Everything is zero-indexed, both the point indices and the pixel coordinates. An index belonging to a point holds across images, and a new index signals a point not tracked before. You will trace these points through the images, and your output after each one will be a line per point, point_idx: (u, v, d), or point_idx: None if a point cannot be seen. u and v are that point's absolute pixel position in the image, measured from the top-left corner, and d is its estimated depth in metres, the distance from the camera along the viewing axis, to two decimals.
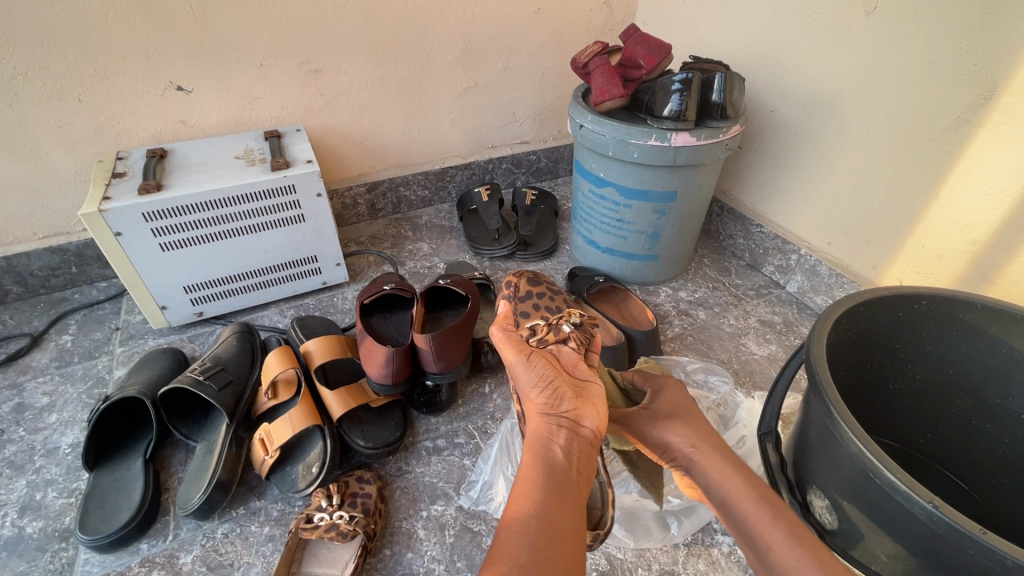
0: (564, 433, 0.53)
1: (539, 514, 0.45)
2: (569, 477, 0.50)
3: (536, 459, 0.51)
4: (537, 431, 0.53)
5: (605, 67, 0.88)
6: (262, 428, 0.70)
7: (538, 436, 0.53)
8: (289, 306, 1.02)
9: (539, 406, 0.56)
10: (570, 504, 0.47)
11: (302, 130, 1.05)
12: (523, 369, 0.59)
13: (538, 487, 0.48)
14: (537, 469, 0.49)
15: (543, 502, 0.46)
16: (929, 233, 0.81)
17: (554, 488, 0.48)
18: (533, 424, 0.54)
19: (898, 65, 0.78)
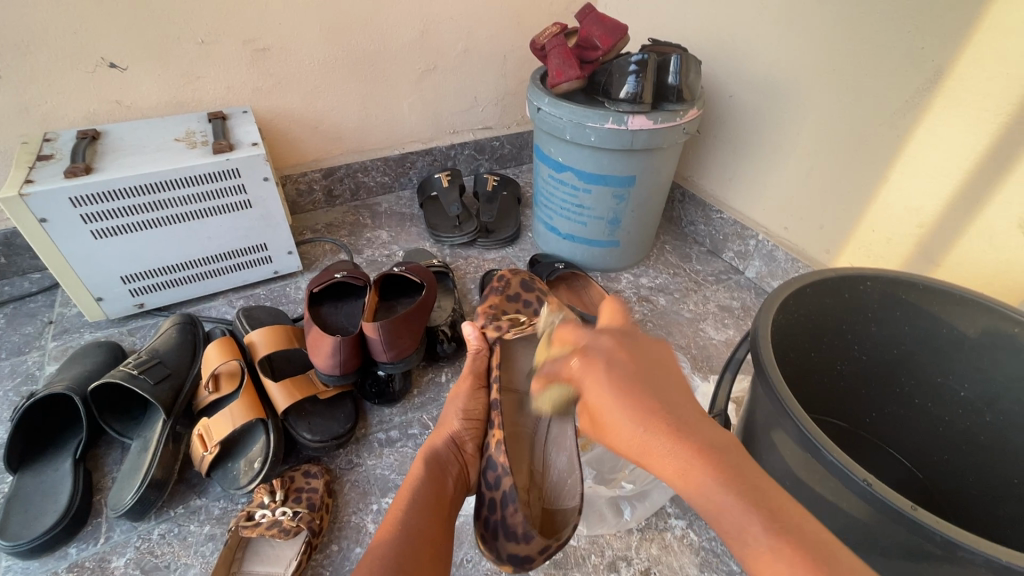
0: (458, 462, 0.56)
1: (414, 519, 0.46)
2: (448, 496, 0.52)
3: (428, 470, 0.52)
4: (442, 450, 0.56)
5: (562, 48, 0.86)
6: (201, 424, 0.66)
7: (439, 453, 0.55)
8: (238, 297, 0.98)
9: (445, 430, 0.59)
10: (442, 524, 0.49)
11: (250, 112, 1.00)
12: (461, 399, 0.63)
13: (420, 496, 0.49)
14: (426, 481, 0.51)
15: (415, 512, 0.47)
16: (878, 216, 0.82)
17: (437, 509, 0.49)
18: (436, 440, 0.57)
19: (849, 49, 0.79)
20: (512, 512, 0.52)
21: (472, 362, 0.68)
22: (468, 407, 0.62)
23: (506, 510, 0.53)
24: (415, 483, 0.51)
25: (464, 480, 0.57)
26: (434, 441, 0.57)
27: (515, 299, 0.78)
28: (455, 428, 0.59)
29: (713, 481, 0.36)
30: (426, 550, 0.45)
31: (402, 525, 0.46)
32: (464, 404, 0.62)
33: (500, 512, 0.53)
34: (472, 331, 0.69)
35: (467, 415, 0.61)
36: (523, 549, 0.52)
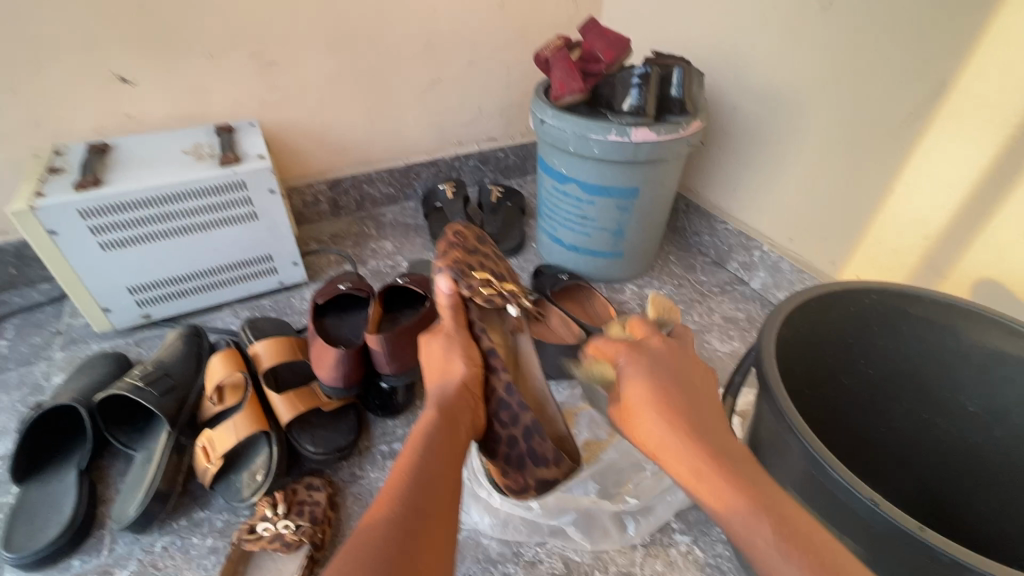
0: (470, 412, 0.56)
1: (430, 466, 0.48)
2: (458, 452, 0.51)
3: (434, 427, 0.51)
4: (449, 405, 0.54)
5: (565, 60, 0.86)
6: (204, 436, 0.66)
7: (451, 404, 0.55)
8: (244, 308, 0.99)
9: (449, 381, 0.57)
10: (449, 481, 0.48)
11: (257, 124, 1.01)
12: (456, 348, 0.60)
13: (427, 450, 0.49)
14: (435, 436, 0.50)
15: (432, 455, 0.49)
16: (883, 228, 0.82)
17: (452, 455, 0.50)
18: (442, 393, 0.56)
19: (852, 61, 0.79)
20: (538, 442, 0.58)
21: (452, 318, 0.63)
22: (469, 356, 0.59)
23: (531, 442, 0.58)
24: (421, 439, 0.50)
25: (475, 426, 0.57)
26: (440, 394, 0.56)
27: (476, 252, 0.71)
28: (459, 375, 0.57)
29: (744, 505, 0.42)
30: (441, 493, 0.46)
31: (416, 471, 0.47)
32: (465, 353, 0.59)
33: (522, 444, 0.58)
34: (447, 287, 0.64)
35: (470, 361, 0.59)
36: (553, 472, 0.58)
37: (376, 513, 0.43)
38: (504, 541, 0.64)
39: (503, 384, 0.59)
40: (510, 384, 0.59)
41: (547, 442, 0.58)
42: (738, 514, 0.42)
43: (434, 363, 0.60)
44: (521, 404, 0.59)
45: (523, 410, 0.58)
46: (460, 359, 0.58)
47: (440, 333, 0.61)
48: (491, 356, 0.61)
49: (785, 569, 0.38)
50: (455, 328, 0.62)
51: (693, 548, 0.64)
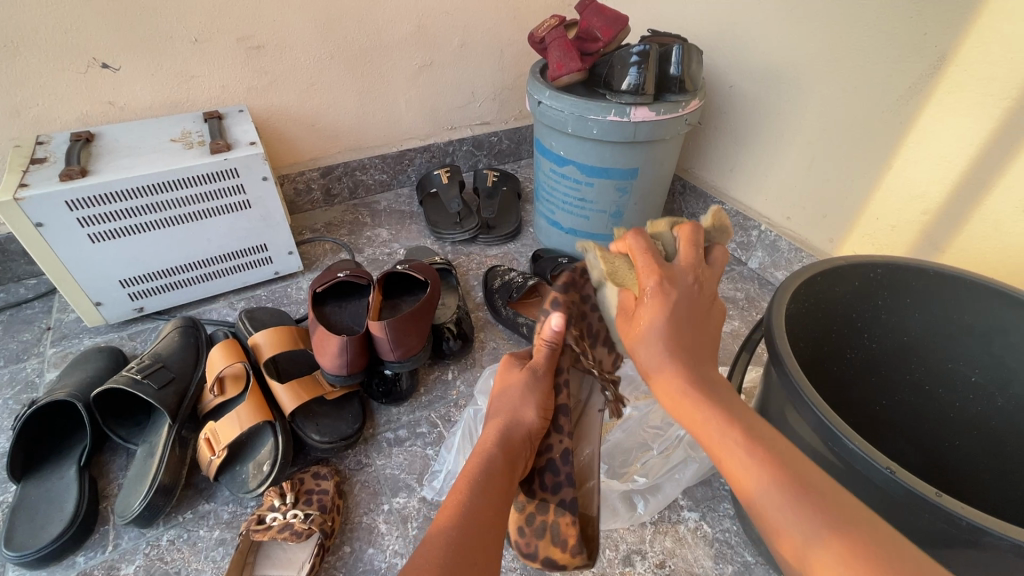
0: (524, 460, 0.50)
1: (482, 509, 0.42)
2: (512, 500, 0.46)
3: (495, 468, 0.46)
4: (513, 447, 0.50)
5: (562, 40, 0.84)
6: (207, 428, 0.65)
7: (510, 449, 0.49)
8: (239, 299, 0.97)
9: (520, 426, 0.51)
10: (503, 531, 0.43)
11: (246, 111, 0.98)
12: (535, 392, 0.54)
13: (489, 486, 0.44)
14: (496, 475, 0.46)
15: (483, 500, 0.43)
16: (882, 204, 0.82)
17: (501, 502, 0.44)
18: (511, 436, 0.50)
19: (850, 36, 0.78)
20: (566, 523, 0.53)
21: (548, 358, 0.55)
22: (542, 404, 0.54)
23: (558, 518, 0.53)
24: (481, 476, 0.45)
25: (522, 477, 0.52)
26: (508, 434, 0.50)
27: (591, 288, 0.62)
28: (529, 423, 0.52)
29: (773, 488, 0.36)
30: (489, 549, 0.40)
31: (471, 511, 0.41)
32: (541, 401, 0.54)
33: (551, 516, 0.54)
34: (558, 324, 0.54)
35: (542, 412, 0.53)
36: (563, 560, 0.53)
37: (430, 539, 0.39)
38: None
39: (562, 449, 0.55)
40: (568, 451, 0.55)
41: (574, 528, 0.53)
42: (769, 493, 0.36)
43: (511, 396, 0.53)
44: (569, 476, 0.55)
45: (568, 483, 0.55)
46: (534, 406, 0.53)
47: (533, 364, 0.55)
48: (563, 413, 0.56)
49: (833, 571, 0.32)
50: (549, 367, 0.55)
51: (701, 524, 0.65)
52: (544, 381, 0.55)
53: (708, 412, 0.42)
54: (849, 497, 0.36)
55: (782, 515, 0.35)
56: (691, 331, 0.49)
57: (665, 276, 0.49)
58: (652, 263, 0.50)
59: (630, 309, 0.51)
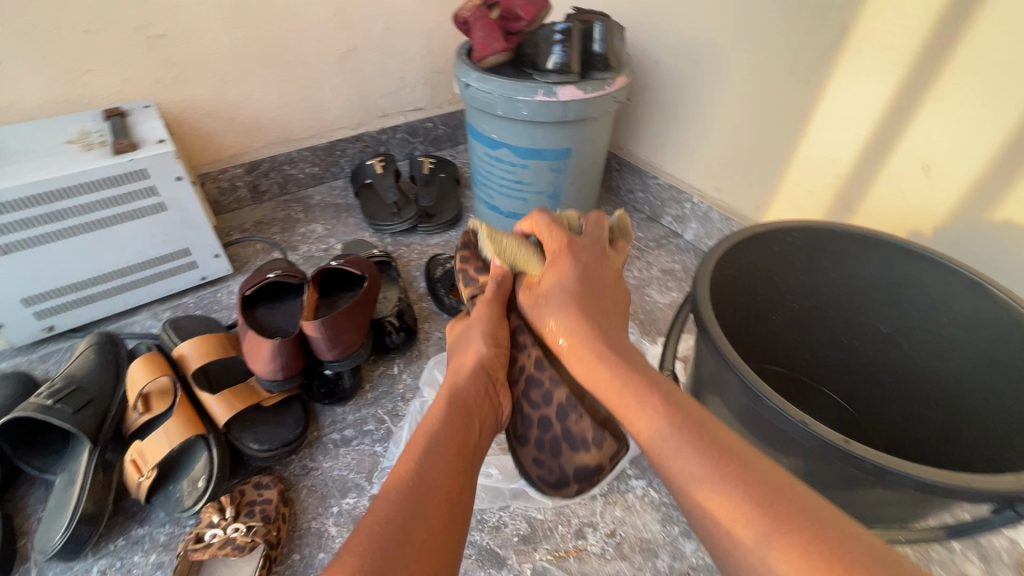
0: (484, 399, 0.54)
1: (429, 463, 0.45)
2: (471, 442, 0.49)
3: (447, 417, 0.50)
4: (466, 389, 0.53)
5: (485, 19, 0.83)
6: (133, 448, 0.61)
7: (465, 391, 0.53)
8: (164, 308, 0.91)
9: (471, 361, 0.56)
10: (461, 474, 0.46)
11: (153, 106, 0.91)
12: (482, 324, 0.59)
13: (439, 437, 0.47)
14: (446, 424, 0.49)
15: (428, 456, 0.45)
16: (800, 170, 0.86)
17: (452, 446, 0.47)
18: (466, 377, 0.54)
19: (763, 9, 0.81)
20: (574, 421, 0.55)
21: (495, 291, 0.61)
22: (494, 332, 0.59)
23: (565, 422, 0.55)
24: (431, 430, 0.48)
25: (494, 413, 0.55)
26: (460, 378, 0.54)
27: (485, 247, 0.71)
28: (480, 356, 0.56)
29: (680, 441, 0.40)
30: (441, 499, 0.42)
31: (417, 468, 0.44)
32: (491, 331, 0.58)
33: (557, 425, 0.56)
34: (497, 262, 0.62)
35: (494, 340, 0.58)
36: (594, 458, 0.54)
37: (380, 506, 0.41)
38: None
39: (536, 361, 0.59)
40: (540, 360, 0.59)
41: (583, 419, 0.55)
42: (674, 450, 0.39)
43: (461, 342, 0.59)
44: (553, 381, 0.57)
45: (557, 386, 0.57)
46: (483, 336, 0.57)
47: (479, 307, 0.61)
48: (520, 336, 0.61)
49: (748, 525, 0.34)
50: (494, 306, 0.60)
51: (648, 490, 0.67)
52: (488, 313, 0.60)
53: (604, 367, 0.48)
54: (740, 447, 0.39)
55: (694, 469, 0.38)
56: (589, 292, 0.55)
57: (568, 244, 0.58)
58: (556, 235, 0.58)
59: (535, 282, 0.59)
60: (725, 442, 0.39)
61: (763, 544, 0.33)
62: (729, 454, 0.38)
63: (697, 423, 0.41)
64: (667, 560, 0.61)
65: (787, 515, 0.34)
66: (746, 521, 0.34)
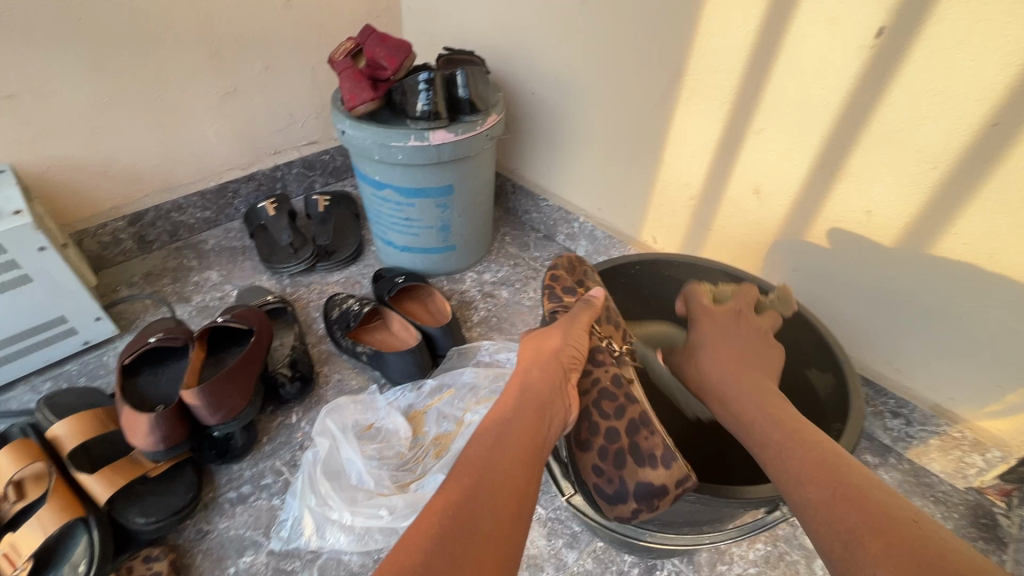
0: (556, 396, 0.54)
1: (496, 458, 0.47)
2: (539, 442, 0.50)
3: (516, 417, 0.51)
4: (536, 388, 0.54)
5: (351, 71, 0.86)
6: (6, 541, 0.60)
7: (536, 390, 0.54)
8: (44, 379, 0.88)
9: (545, 363, 0.57)
10: (529, 472, 0.47)
11: (9, 170, 0.87)
12: (563, 329, 0.61)
13: (509, 437, 0.49)
14: (516, 423, 0.51)
15: (502, 448, 0.48)
16: (662, 193, 0.95)
17: (525, 445, 0.49)
18: (538, 375, 0.55)
19: (612, 50, 0.88)
20: (646, 438, 0.53)
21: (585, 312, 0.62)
22: (574, 340, 0.60)
23: (636, 437, 0.54)
24: (502, 425, 0.50)
25: (567, 415, 0.55)
26: (531, 377, 0.56)
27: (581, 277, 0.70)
28: (557, 353, 0.58)
29: (810, 467, 0.45)
30: (509, 494, 0.44)
31: (484, 462, 0.46)
32: (569, 336, 0.60)
33: (624, 440, 0.54)
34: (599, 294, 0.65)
35: (572, 345, 0.59)
36: (660, 476, 0.51)
37: (450, 492, 0.44)
38: (364, 552, 0.68)
39: (613, 377, 0.59)
40: (616, 377, 0.59)
41: (654, 437, 0.53)
42: (799, 471, 0.45)
43: (535, 339, 0.61)
44: (626, 398, 0.57)
45: (630, 403, 0.56)
46: (563, 339, 0.59)
47: (564, 317, 0.63)
48: (597, 352, 0.61)
49: (863, 555, 0.38)
50: (584, 320, 0.61)
51: (536, 508, 0.73)
52: (572, 323, 0.61)
53: (746, 399, 0.54)
54: (875, 488, 0.42)
55: (814, 492, 0.43)
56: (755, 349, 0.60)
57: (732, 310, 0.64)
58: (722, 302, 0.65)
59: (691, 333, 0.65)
60: (855, 477, 0.43)
61: (835, 523, 0.41)
62: (875, 497, 0.41)
63: (833, 452, 0.45)
64: (551, 572, 0.67)
65: (856, 503, 0.41)
66: (819, 505, 0.42)
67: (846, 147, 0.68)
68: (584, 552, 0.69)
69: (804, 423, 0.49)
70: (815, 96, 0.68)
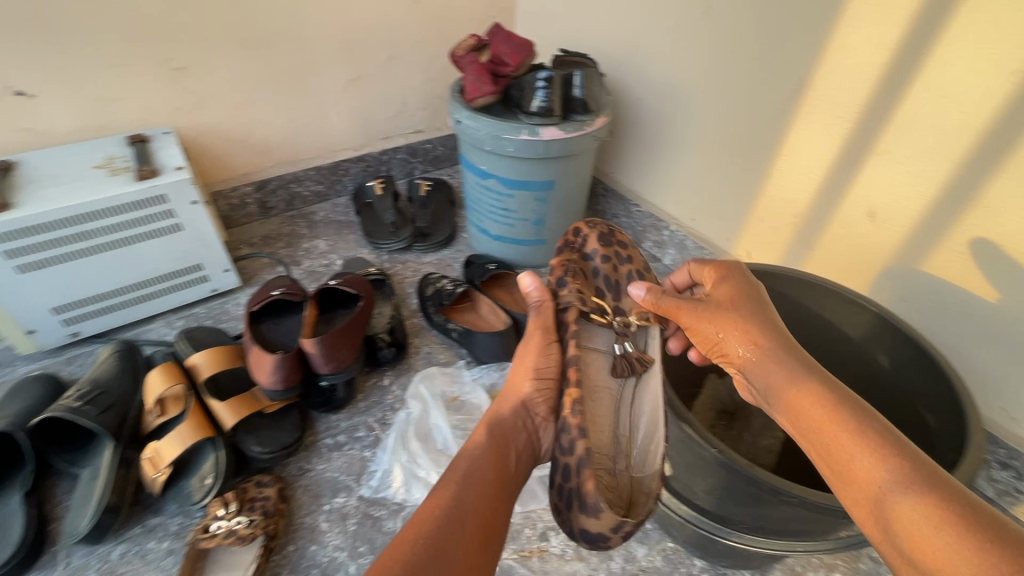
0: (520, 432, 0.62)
1: (463, 492, 0.53)
2: (503, 477, 0.57)
3: (485, 451, 0.58)
4: (505, 422, 0.62)
5: (475, 64, 0.91)
6: (150, 447, 0.70)
7: (504, 424, 0.62)
8: (177, 318, 0.99)
9: (518, 397, 0.64)
10: (492, 505, 0.54)
11: (173, 132, 1.00)
12: (534, 355, 0.66)
13: (474, 471, 0.56)
14: (484, 459, 0.57)
15: (470, 483, 0.54)
16: (765, 208, 0.93)
17: (491, 477, 0.55)
18: (508, 409, 0.63)
19: (731, 61, 0.88)
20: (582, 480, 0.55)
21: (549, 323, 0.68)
22: (542, 365, 0.65)
23: (580, 478, 0.55)
24: (472, 461, 0.57)
25: (527, 450, 0.62)
26: (504, 410, 0.63)
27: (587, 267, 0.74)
28: (527, 388, 0.64)
29: (884, 470, 0.41)
30: (476, 521, 0.51)
31: (453, 498, 0.52)
32: (538, 363, 0.65)
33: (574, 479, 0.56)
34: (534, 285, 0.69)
35: (540, 374, 0.65)
36: (597, 523, 0.53)
37: (417, 519, 0.50)
38: None
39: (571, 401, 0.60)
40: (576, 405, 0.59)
41: (589, 482, 0.54)
42: (876, 471, 0.41)
43: (514, 367, 0.67)
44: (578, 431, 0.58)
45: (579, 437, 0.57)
46: (529, 368, 0.65)
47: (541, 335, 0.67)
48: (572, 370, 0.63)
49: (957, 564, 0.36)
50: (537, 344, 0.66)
51: None
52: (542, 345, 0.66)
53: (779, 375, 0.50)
54: (944, 481, 0.39)
55: (894, 492, 0.40)
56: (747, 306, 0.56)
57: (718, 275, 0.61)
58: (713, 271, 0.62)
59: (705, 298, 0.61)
60: (930, 473, 0.40)
61: (923, 529, 0.38)
62: (944, 496, 0.38)
63: (902, 446, 0.42)
64: (620, 562, 0.68)
65: (936, 505, 0.38)
66: (914, 511, 0.38)
67: (984, 177, 0.65)
68: (654, 548, 0.70)
69: (863, 413, 0.44)
70: (953, 120, 0.66)
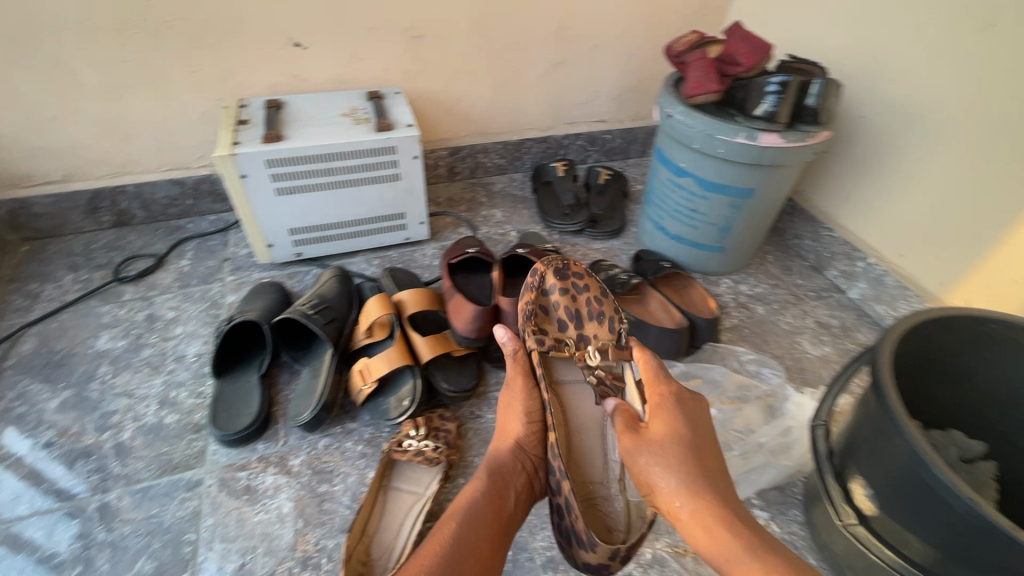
0: (519, 472, 0.64)
1: (469, 526, 0.57)
2: (505, 515, 0.60)
3: (489, 488, 0.61)
4: (504, 464, 0.64)
5: (704, 61, 0.90)
6: (361, 362, 0.79)
7: (503, 466, 0.64)
8: (374, 256, 1.12)
9: (509, 438, 0.67)
10: (493, 542, 0.57)
11: (401, 93, 1.11)
12: (520, 399, 0.70)
13: (477, 506, 0.59)
14: (485, 497, 0.60)
15: (477, 520, 0.58)
16: (1006, 257, 0.82)
17: (492, 515, 0.59)
18: (504, 451, 0.66)
19: (1005, 88, 0.78)
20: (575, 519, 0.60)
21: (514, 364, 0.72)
22: (528, 409, 0.69)
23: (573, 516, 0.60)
24: (472, 498, 0.60)
25: (526, 489, 0.65)
26: (500, 452, 0.66)
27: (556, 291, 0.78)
28: (518, 432, 0.67)
29: None
30: (477, 554, 0.55)
31: (459, 527, 0.56)
32: (524, 406, 0.69)
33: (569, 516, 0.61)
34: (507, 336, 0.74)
35: (528, 417, 0.69)
36: (593, 557, 0.59)
37: (424, 549, 0.54)
38: None
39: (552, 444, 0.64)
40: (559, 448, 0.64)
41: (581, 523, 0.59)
42: None
43: (502, 405, 0.71)
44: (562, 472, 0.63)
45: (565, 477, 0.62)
46: (523, 411, 0.68)
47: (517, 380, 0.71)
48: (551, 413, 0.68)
49: None
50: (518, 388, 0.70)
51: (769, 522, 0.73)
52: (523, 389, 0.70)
53: (706, 522, 0.54)
54: None
55: None
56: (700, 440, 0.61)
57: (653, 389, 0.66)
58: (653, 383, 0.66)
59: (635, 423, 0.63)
60: None
61: None
62: None
63: None
64: None
65: None
66: None
67: None
68: None
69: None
70: None
